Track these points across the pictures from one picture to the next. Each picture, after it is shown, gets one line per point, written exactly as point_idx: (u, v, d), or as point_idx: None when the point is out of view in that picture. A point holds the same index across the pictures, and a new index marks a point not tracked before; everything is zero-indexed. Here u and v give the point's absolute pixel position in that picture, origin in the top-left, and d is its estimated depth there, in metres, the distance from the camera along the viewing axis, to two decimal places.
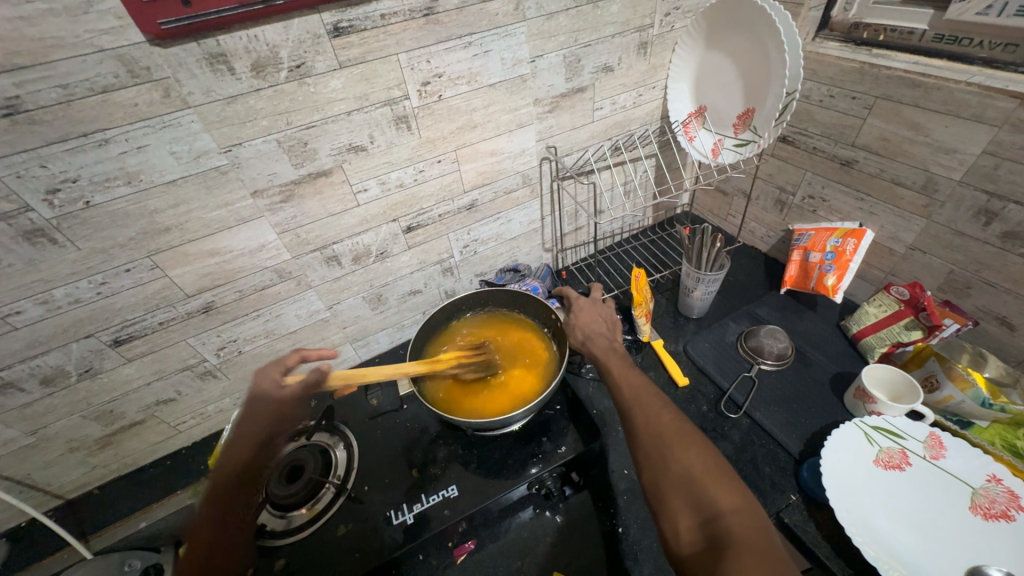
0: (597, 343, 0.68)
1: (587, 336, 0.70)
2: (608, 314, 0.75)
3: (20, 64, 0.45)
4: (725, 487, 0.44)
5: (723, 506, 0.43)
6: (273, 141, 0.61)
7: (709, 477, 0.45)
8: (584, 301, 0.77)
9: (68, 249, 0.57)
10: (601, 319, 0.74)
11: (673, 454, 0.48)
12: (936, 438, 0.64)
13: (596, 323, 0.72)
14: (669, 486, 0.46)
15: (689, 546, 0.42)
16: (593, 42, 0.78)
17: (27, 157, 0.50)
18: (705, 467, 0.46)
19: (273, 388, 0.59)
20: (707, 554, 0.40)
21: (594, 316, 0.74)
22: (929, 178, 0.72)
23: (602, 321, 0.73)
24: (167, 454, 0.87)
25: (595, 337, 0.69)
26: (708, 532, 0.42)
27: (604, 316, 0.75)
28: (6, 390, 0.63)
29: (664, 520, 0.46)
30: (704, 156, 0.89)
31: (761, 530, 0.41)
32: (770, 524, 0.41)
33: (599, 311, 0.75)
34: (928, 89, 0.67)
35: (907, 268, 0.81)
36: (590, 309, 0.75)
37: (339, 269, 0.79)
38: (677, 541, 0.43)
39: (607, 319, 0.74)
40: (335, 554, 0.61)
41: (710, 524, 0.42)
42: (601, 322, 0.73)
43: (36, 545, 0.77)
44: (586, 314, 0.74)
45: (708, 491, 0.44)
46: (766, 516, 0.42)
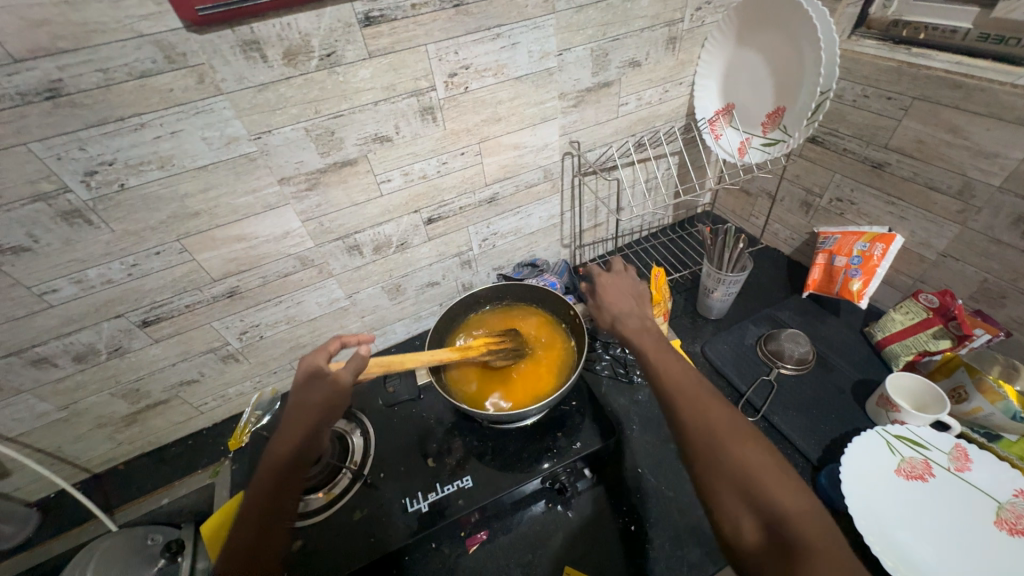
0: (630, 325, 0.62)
1: (619, 318, 0.64)
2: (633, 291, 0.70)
3: (63, 48, 0.46)
4: (788, 489, 0.41)
5: (788, 509, 0.40)
6: (301, 129, 0.62)
7: (768, 475, 0.42)
8: (608, 279, 0.72)
9: (102, 230, 0.58)
10: (631, 299, 0.68)
11: (729, 451, 0.44)
12: (962, 450, 0.63)
13: (627, 303, 0.67)
14: (724, 484, 0.42)
15: (755, 551, 0.39)
16: (621, 36, 0.77)
17: (67, 139, 0.51)
18: (763, 463, 0.43)
19: (319, 374, 0.57)
20: (775, 562, 0.37)
21: (624, 296, 0.68)
22: (966, 183, 0.69)
23: (631, 300, 0.68)
24: (188, 433, 0.89)
25: (629, 320, 0.63)
26: (775, 537, 0.38)
27: (631, 295, 0.69)
28: (40, 364, 0.65)
29: (718, 517, 0.42)
30: (730, 155, 0.88)
31: (829, 536, 0.38)
32: (837, 529, 0.39)
33: (623, 288, 0.70)
34: (971, 91, 0.65)
35: (937, 276, 0.79)
36: (614, 287, 0.70)
37: (360, 258, 0.80)
38: (738, 542, 0.40)
39: (633, 298, 0.69)
40: (351, 537, 0.62)
41: (777, 529, 0.39)
42: (632, 303, 0.67)
43: (64, 516, 0.80)
44: (615, 294, 0.68)
45: (772, 495, 0.40)
46: (831, 520, 0.39)
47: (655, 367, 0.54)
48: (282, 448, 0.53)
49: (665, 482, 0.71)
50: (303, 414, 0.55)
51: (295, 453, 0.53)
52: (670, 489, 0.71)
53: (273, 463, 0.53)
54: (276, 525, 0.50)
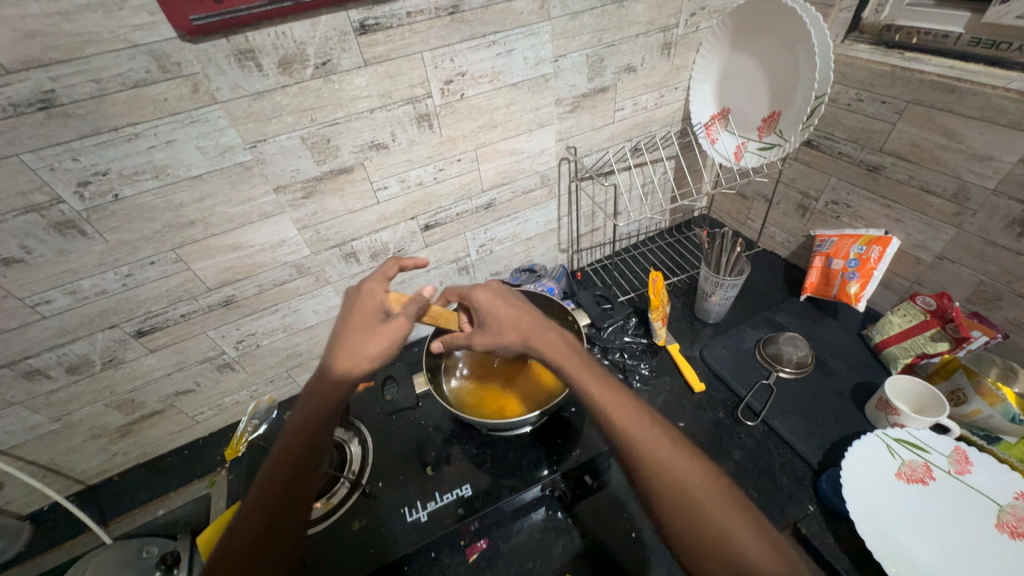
0: (553, 350, 0.53)
1: (538, 342, 0.54)
2: (515, 301, 0.59)
3: (56, 59, 0.46)
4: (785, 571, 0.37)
5: None
6: (297, 138, 0.61)
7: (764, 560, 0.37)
8: (484, 295, 0.59)
9: (96, 240, 0.58)
10: (519, 316, 0.57)
11: (716, 531, 0.38)
12: (962, 453, 0.63)
13: (520, 322, 0.56)
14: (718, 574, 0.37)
15: None
16: (616, 41, 0.77)
17: (60, 150, 0.51)
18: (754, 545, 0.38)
19: (375, 312, 0.53)
20: None
21: (511, 314, 0.57)
22: (961, 186, 0.70)
23: (521, 316, 0.57)
24: (184, 444, 0.88)
25: (546, 342, 0.53)
26: None
27: (518, 308, 0.58)
28: (33, 376, 0.64)
29: None
30: (726, 159, 0.88)
31: None
32: None
33: (500, 305, 0.58)
34: (964, 95, 0.65)
35: (934, 278, 0.79)
36: (498, 305, 0.58)
37: (357, 266, 0.79)
38: None
39: (519, 308, 0.58)
40: (349, 548, 0.61)
41: None
42: (525, 319, 0.57)
43: (58, 529, 0.79)
44: (504, 317, 0.57)
45: (754, 555, 0.37)
46: None
47: (606, 410, 0.46)
48: (327, 392, 0.49)
49: None
50: (342, 381, 0.49)
51: (339, 398, 0.49)
52: None
53: (317, 407, 0.49)
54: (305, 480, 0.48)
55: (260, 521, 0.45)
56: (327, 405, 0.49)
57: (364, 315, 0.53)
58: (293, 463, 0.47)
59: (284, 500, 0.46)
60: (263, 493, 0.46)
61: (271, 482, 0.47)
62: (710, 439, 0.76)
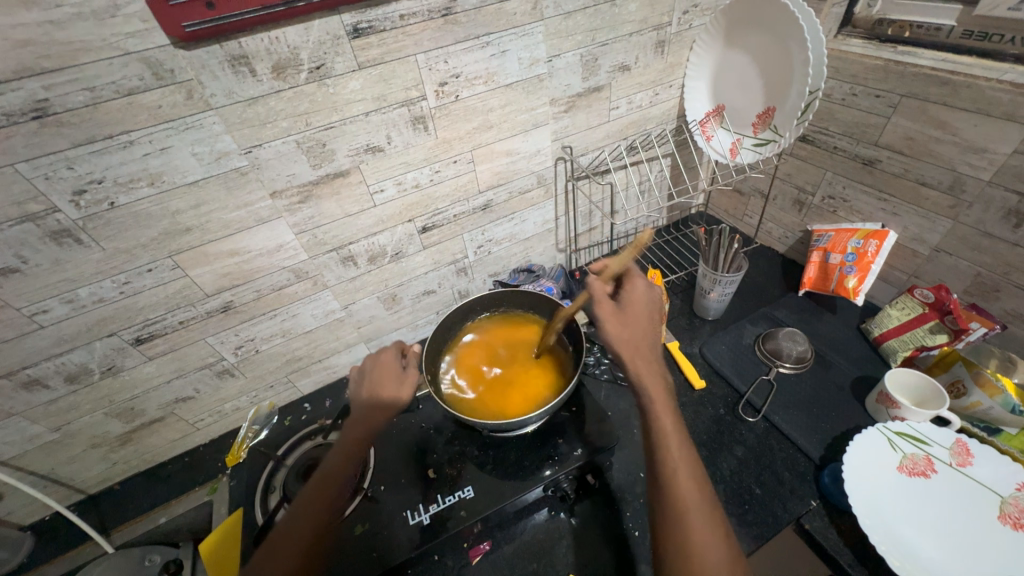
0: (649, 382, 0.52)
1: (636, 367, 0.53)
2: (650, 316, 0.59)
3: (49, 68, 0.46)
4: None
5: None
6: (292, 142, 0.61)
7: None
8: (641, 290, 0.61)
9: (92, 249, 0.58)
10: (640, 330, 0.57)
11: None
12: (963, 445, 0.63)
13: (635, 340, 0.56)
14: None
15: None
16: (610, 41, 0.77)
17: (55, 159, 0.50)
18: None
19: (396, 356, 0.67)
20: None
21: (631, 325, 0.57)
22: (956, 179, 0.70)
23: (640, 334, 0.56)
24: (185, 451, 0.88)
25: (646, 372, 0.53)
26: None
27: (645, 324, 0.58)
28: (32, 386, 0.64)
29: None
30: (722, 155, 0.88)
31: None
32: None
33: (642, 308, 0.59)
34: (957, 87, 0.65)
35: (931, 271, 0.79)
36: (629, 309, 0.59)
37: (355, 269, 0.79)
38: None
39: (648, 323, 0.58)
40: (351, 553, 0.61)
41: None
42: (642, 340, 0.56)
43: (60, 539, 0.79)
44: (624, 322, 0.58)
45: None
46: None
47: (671, 469, 0.46)
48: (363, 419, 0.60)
49: None
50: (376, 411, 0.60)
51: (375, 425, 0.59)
52: None
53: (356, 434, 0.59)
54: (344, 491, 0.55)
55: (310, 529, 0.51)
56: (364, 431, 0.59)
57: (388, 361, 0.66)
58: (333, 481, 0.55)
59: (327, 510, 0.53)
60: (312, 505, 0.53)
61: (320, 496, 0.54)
62: (711, 435, 0.76)
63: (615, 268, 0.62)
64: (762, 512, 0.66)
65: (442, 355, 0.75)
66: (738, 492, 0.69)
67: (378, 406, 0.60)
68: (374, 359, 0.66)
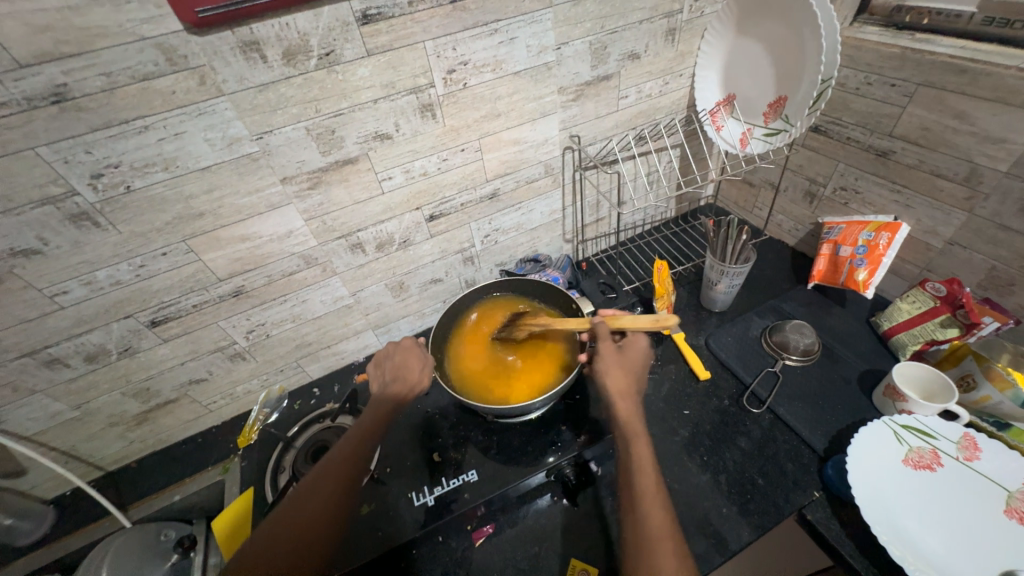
0: (634, 425, 0.58)
1: (623, 411, 0.60)
2: (644, 365, 0.64)
3: (67, 53, 0.47)
4: None
5: None
6: (302, 129, 0.62)
7: None
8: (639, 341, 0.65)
9: (109, 232, 0.59)
10: (633, 377, 0.62)
11: None
12: (971, 439, 0.62)
13: (627, 385, 0.61)
14: None
15: None
16: (620, 28, 0.77)
17: (74, 143, 0.52)
18: None
19: (414, 348, 0.70)
20: None
21: (625, 371, 0.63)
22: (973, 170, 0.68)
23: (632, 381, 0.62)
24: (198, 432, 0.91)
25: (631, 416, 0.59)
26: None
27: (637, 372, 0.63)
28: (53, 365, 0.67)
29: None
30: (732, 146, 0.87)
31: None
32: None
33: (638, 356, 0.64)
34: (976, 76, 0.64)
35: (945, 264, 0.78)
36: (626, 356, 0.64)
37: (364, 256, 0.80)
38: None
39: (640, 371, 0.64)
40: (358, 532, 0.63)
41: None
42: (632, 386, 0.62)
43: (80, 513, 0.82)
44: (620, 366, 0.63)
45: None
46: None
47: (643, 505, 0.51)
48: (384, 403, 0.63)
49: (670, 474, 0.71)
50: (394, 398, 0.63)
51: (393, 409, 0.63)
52: (675, 481, 0.70)
53: (377, 415, 0.62)
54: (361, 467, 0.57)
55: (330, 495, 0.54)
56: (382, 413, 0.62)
57: (409, 352, 0.69)
58: (353, 456, 0.58)
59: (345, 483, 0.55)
60: (331, 475, 0.56)
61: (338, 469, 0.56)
62: (714, 426, 0.76)
63: (626, 324, 0.62)
64: (764, 502, 0.66)
65: (448, 343, 0.76)
66: (740, 482, 0.69)
67: (398, 394, 0.64)
68: (399, 344, 0.71)
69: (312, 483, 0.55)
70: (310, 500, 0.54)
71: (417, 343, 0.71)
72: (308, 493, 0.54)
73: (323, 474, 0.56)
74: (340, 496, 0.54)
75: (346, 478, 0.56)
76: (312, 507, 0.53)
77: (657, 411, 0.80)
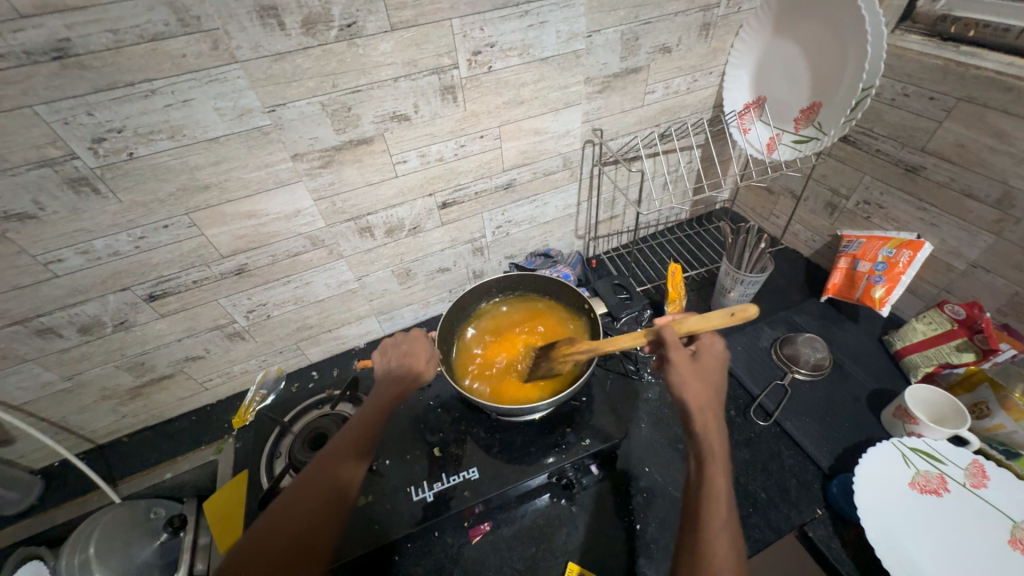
0: (712, 442, 0.48)
1: (703, 425, 0.49)
2: (721, 374, 0.54)
3: (71, 5, 0.44)
4: None
5: None
6: (317, 104, 0.59)
7: None
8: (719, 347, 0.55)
9: (109, 200, 0.56)
10: (713, 390, 0.52)
11: None
12: (979, 466, 0.61)
13: (708, 400, 0.51)
14: None
15: None
16: (653, 19, 0.73)
17: (75, 103, 0.49)
18: None
19: (427, 344, 0.68)
20: None
21: (703, 383, 0.52)
22: (1006, 192, 0.67)
23: (712, 393, 0.51)
24: (192, 409, 0.89)
25: (714, 430, 0.49)
26: None
27: (716, 381, 0.53)
28: (45, 334, 0.64)
29: None
30: (759, 151, 0.84)
31: None
32: None
33: (715, 364, 0.54)
34: (1021, 95, 0.61)
35: (965, 286, 0.76)
36: (703, 364, 0.53)
37: (372, 241, 0.78)
38: None
39: (718, 383, 0.53)
40: (356, 525, 0.62)
41: None
42: (714, 401, 0.51)
43: (68, 484, 0.81)
44: (698, 377, 0.52)
45: None
46: None
47: (709, 541, 0.41)
48: (385, 395, 0.61)
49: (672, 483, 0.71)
50: (393, 391, 0.61)
51: (395, 401, 0.60)
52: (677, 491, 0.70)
53: (378, 406, 0.60)
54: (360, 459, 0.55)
55: (325, 485, 0.52)
56: (384, 404, 0.60)
57: (415, 348, 0.67)
58: (351, 445, 0.56)
59: (340, 474, 0.53)
60: (327, 463, 0.54)
61: (336, 457, 0.55)
62: None
63: (694, 326, 0.52)
64: (765, 517, 0.66)
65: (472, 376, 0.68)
66: (743, 495, 0.68)
67: (401, 384, 0.62)
68: (406, 334, 0.69)
69: (308, 477, 0.53)
70: (305, 493, 0.51)
71: (430, 337, 0.70)
72: (303, 483, 0.52)
73: (321, 467, 0.54)
74: (336, 492, 0.52)
75: (341, 468, 0.54)
76: (306, 502, 0.51)
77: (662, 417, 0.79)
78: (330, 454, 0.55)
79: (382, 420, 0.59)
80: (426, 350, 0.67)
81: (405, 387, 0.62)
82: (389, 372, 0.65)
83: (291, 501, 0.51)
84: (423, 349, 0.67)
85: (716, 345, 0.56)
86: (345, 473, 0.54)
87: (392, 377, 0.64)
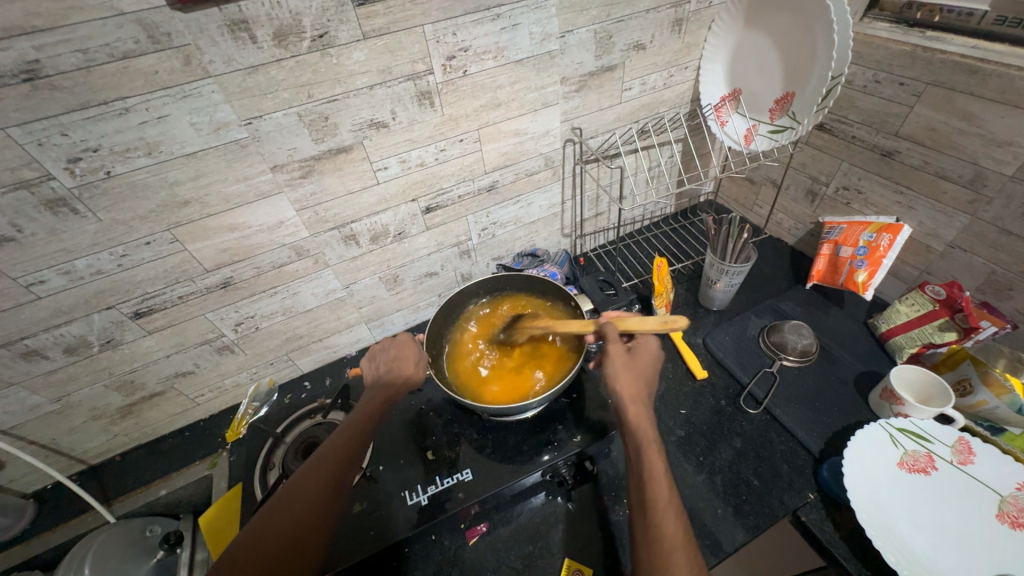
0: (644, 431, 0.52)
1: (633, 416, 0.53)
2: (655, 369, 0.59)
3: (40, 27, 0.44)
4: None
5: None
6: (293, 115, 0.59)
7: None
8: (651, 344, 0.60)
9: (88, 219, 0.56)
10: (644, 381, 0.57)
11: None
12: (965, 443, 0.62)
13: (638, 390, 0.56)
14: None
15: None
16: (625, 17, 0.74)
17: (48, 124, 0.49)
18: None
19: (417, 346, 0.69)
20: None
21: (635, 374, 0.57)
22: (978, 173, 0.68)
23: (641, 384, 0.56)
24: (186, 425, 0.88)
25: (643, 420, 0.53)
26: None
27: (649, 374, 0.58)
28: (30, 357, 0.64)
29: None
30: (736, 142, 0.85)
31: None
32: None
33: (649, 360, 0.59)
34: (986, 76, 0.63)
35: (944, 267, 0.78)
36: (637, 360, 0.58)
37: (357, 248, 0.78)
38: None
39: (651, 375, 0.58)
40: (352, 531, 0.62)
41: None
42: (642, 390, 0.56)
43: (62, 507, 0.80)
44: (631, 371, 0.57)
45: None
46: None
47: (656, 518, 0.45)
48: (376, 398, 0.61)
49: None
50: (382, 394, 0.62)
51: (386, 404, 0.61)
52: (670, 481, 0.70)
53: (371, 408, 0.60)
54: (351, 464, 0.55)
55: (316, 490, 0.52)
56: (376, 407, 0.60)
57: (404, 353, 0.67)
58: (343, 449, 0.56)
59: (331, 479, 0.53)
60: (318, 467, 0.54)
61: (325, 461, 0.54)
62: (711, 426, 0.76)
63: (632, 326, 0.59)
64: (758, 503, 0.66)
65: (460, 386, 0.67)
66: (736, 483, 0.69)
67: (394, 386, 0.63)
68: (394, 338, 0.70)
69: (296, 484, 0.52)
70: (297, 498, 0.51)
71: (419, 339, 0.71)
72: (294, 489, 0.52)
73: (309, 474, 0.53)
74: (327, 498, 0.52)
75: (334, 473, 0.54)
76: (297, 507, 0.51)
77: (654, 409, 0.80)
78: (319, 458, 0.55)
79: (373, 424, 0.59)
80: (414, 354, 0.67)
81: (396, 390, 0.63)
82: (381, 374, 0.65)
83: (280, 507, 0.51)
84: (414, 352, 0.67)
85: (650, 343, 0.61)
86: (337, 480, 0.54)
87: (384, 380, 0.64)
